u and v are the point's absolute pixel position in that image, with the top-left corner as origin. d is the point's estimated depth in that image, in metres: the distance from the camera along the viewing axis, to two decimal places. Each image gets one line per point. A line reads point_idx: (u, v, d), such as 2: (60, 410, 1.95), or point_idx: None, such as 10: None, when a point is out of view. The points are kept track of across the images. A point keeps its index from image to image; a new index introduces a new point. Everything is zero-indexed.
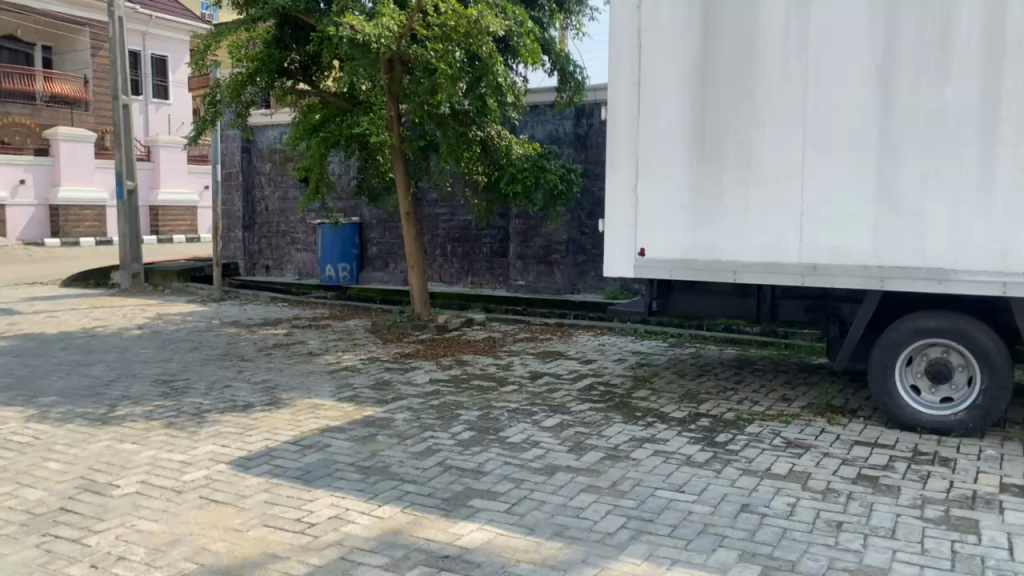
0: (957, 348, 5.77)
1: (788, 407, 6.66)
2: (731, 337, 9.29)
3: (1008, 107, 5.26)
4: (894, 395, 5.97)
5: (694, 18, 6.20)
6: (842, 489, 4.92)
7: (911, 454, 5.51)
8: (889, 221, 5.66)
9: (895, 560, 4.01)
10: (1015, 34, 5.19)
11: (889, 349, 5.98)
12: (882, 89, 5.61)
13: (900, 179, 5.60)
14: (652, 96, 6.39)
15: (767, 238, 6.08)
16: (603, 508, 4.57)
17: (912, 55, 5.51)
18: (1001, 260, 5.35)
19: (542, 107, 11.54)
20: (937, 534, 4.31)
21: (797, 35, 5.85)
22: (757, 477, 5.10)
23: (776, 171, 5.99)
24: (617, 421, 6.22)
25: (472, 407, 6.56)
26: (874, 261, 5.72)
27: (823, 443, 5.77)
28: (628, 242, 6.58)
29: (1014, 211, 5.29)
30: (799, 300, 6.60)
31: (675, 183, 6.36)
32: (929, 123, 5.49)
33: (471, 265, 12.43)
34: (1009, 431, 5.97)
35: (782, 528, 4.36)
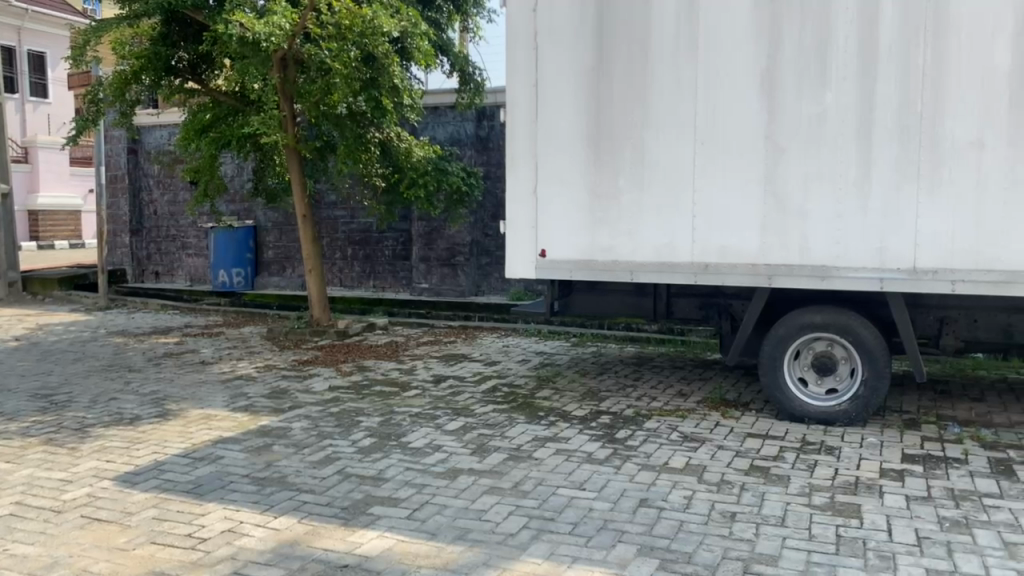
0: (841, 341, 6.04)
1: (684, 402, 6.83)
2: (632, 335, 9.49)
3: (882, 113, 5.55)
4: (784, 388, 6.20)
5: (588, 21, 6.29)
6: (736, 480, 5.07)
7: (799, 444, 5.74)
8: (775, 221, 5.88)
9: (785, 547, 4.16)
10: (888, 42, 5.49)
11: (778, 344, 6.20)
12: (767, 93, 5.82)
13: (785, 180, 5.83)
14: (549, 98, 6.44)
15: (661, 239, 6.22)
16: (506, 509, 4.57)
17: (794, 61, 5.74)
18: (878, 258, 5.64)
19: (441, 108, 11.51)
20: (824, 520, 4.50)
21: (687, 39, 6.00)
22: (655, 472, 5.21)
23: (669, 172, 6.14)
24: (520, 422, 6.24)
25: (374, 413, 6.46)
26: (762, 260, 5.94)
27: (718, 436, 5.94)
28: (529, 242, 6.63)
29: (889, 210, 5.59)
30: (692, 298, 6.79)
31: (573, 183, 6.44)
32: (811, 126, 5.73)
33: (373, 269, 12.23)
34: (888, 419, 6.31)
35: (679, 521, 4.46)
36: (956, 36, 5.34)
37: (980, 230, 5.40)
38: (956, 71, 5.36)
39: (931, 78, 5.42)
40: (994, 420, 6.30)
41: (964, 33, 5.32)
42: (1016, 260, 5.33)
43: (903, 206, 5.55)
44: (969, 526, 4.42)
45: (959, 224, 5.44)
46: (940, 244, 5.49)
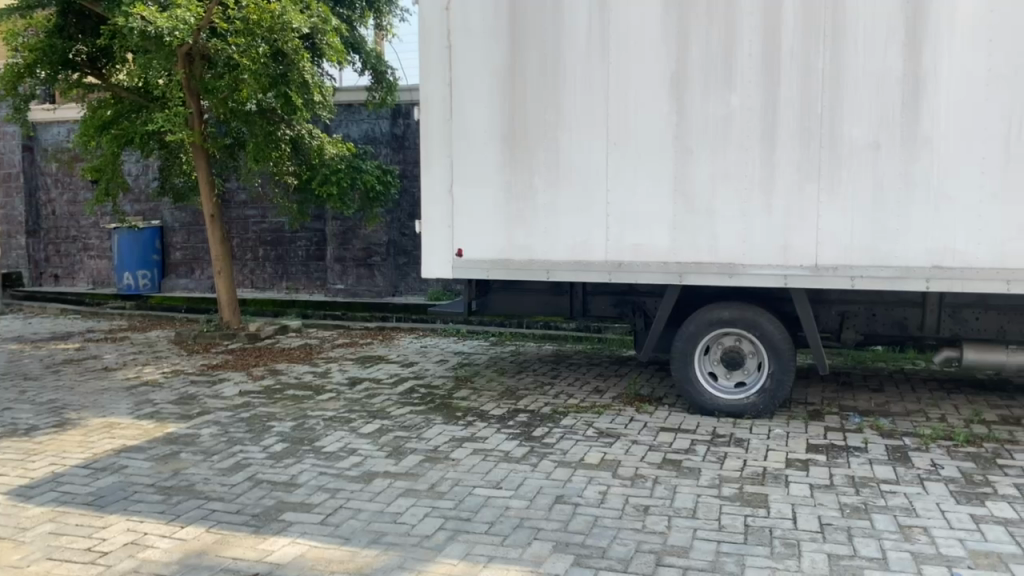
0: (748, 336, 6.23)
1: (600, 399, 6.92)
2: (550, 334, 9.56)
3: (785, 114, 5.74)
4: (695, 383, 6.36)
5: (501, 20, 6.30)
6: (649, 474, 5.17)
7: (710, 437, 5.89)
8: (685, 219, 6.01)
9: (695, 538, 4.27)
10: (789, 47, 5.68)
11: (689, 340, 6.35)
12: (676, 95, 5.95)
13: (694, 180, 5.96)
14: (464, 98, 6.43)
15: (575, 237, 6.29)
16: (421, 511, 4.54)
17: (701, 64, 5.88)
18: (783, 255, 5.84)
19: (354, 106, 11.35)
20: (732, 510, 4.63)
21: (599, 39, 6.08)
22: (571, 469, 5.25)
23: (582, 171, 6.21)
24: (437, 423, 6.20)
25: (286, 418, 6.32)
26: (673, 258, 6.07)
27: (633, 431, 6.04)
28: (445, 242, 6.60)
29: (792, 209, 5.79)
30: (608, 296, 6.88)
31: (489, 183, 6.44)
32: (718, 127, 5.88)
33: (286, 269, 11.97)
34: (794, 411, 6.53)
35: (593, 516, 4.51)
36: (853, 41, 5.56)
37: (877, 227, 5.64)
38: (853, 75, 5.58)
39: (831, 81, 5.63)
40: (892, 409, 6.60)
41: (860, 39, 5.55)
42: (911, 256, 5.60)
43: (805, 205, 5.76)
44: (867, 512, 4.62)
45: (858, 222, 5.68)
46: (840, 242, 5.72)
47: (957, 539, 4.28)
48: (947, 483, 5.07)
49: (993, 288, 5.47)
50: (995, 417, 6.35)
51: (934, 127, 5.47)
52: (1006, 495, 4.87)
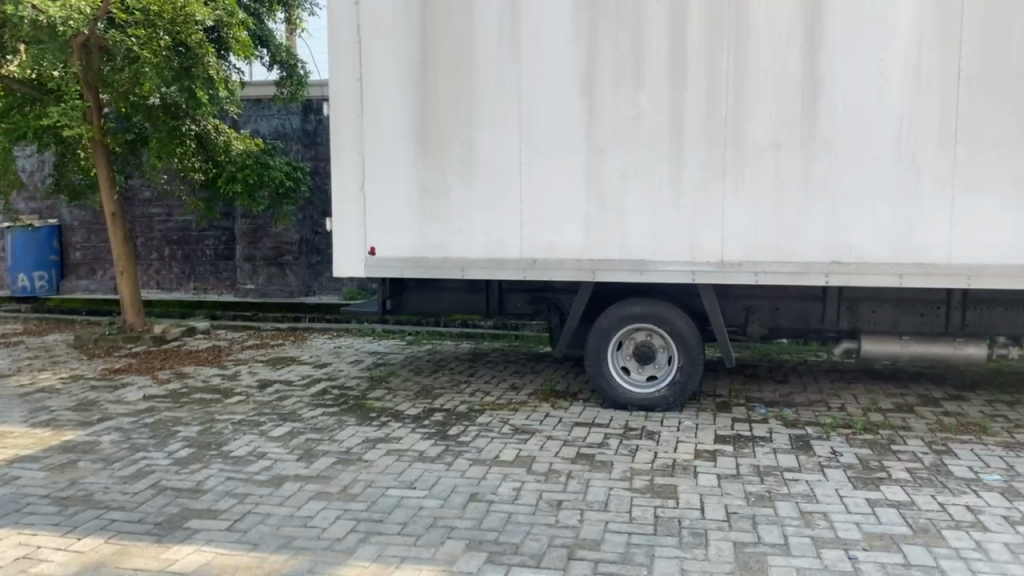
0: (659, 331, 6.36)
1: (516, 395, 6.96)
2: (466, 332, 9.58)
3: (692, 115, 5.88)
4: (608, 377, 6.45)
5: (412, 17, 6.25)
6: (563, 468, 5.22)
7: (622, 431, 5.99)
8: (596, 217, 6.10)
9: (607, 530, 4.33)
10: (696, 49, 5.82)
11: (602, 335, 6.44)
12: (587, 95, 6.02)
13: (605, 179, 6.05)
14: (375, 94, 6.35)
15: (489, 235, 6.30)
16: (333, 514, 4.48)
17: (611, 65, 5.96)
18: (690, 251, 5.99)
19: (263, 102, 11.10)
20: (643, 502, 4.72)
21: (510, 38, 6.10)
22: (486, 466, 5.26)
23: (495, 170, 6.23)
24: (350, 424, 6.12)
25: (193, 422, 6.13)
26: (586, 255, 6.15)
27: (548, 427, 6.09)
28: (357, 240, 6.51)
29: (700, 208, 5.94)
30: (523, 293, 6.94)
31: (402, 180, 6.38)
32: (627, 127, 5.98)
33: (193, 269, 11.62)
34: (703, 403, 6.71)
35: (507, 513, 4.53)
36: (755, 44, 5.74)
37: (779, 225, 5.84)
38: (756, 77, 5.76)
39: (735, 82, 5.79)
40: (795, 400, 6.85)
41: (763, 42, 5.73)
42: (811, 252, 5.81)
43: (711, 203, 5.91)
44: (772, 500, 4.78)
45: (761, 220, 5.86)
46: (745, 239, 5.90)
47: (854, 522, 4.47)
48: (845, 469, 5.29)
49: (886, 282, 5.74)
50: (891, 405, 6.66)
51: (831, 129, 5.70)
52: (899, 480, 5.12)
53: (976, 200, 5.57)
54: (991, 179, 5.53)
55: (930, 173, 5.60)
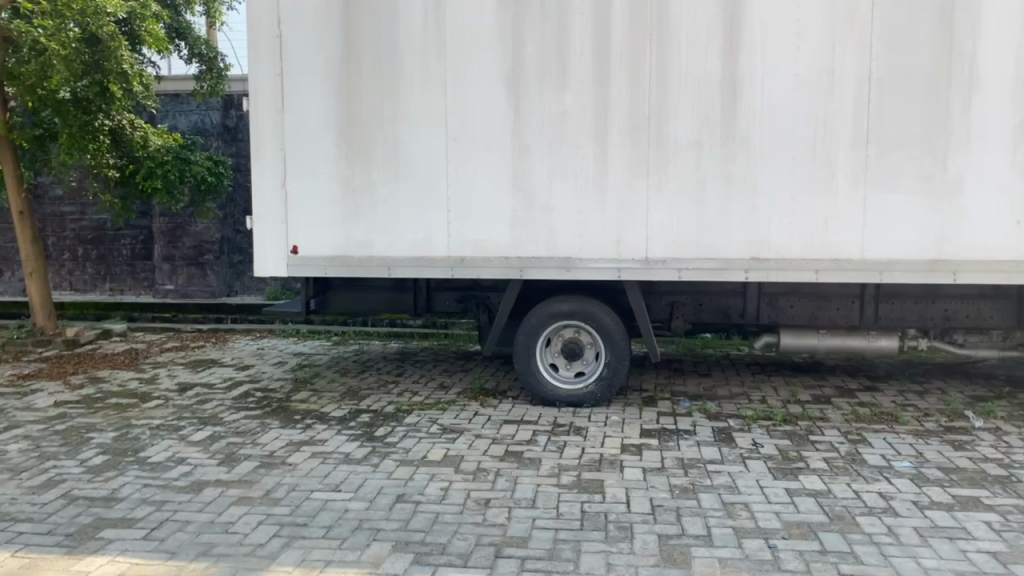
0: (586, 327, 6.42)
1: (444, 395, 6.93)
2: (394, 332, 9.50)
3: (616, 114, 5.94)
4: (537, 374, 6.48)
5: (334, 12, 6.14)
6: (491, 467, 5.22)
7: (550, 427, 6.03)
8: (523, 215, 6.11)
9: (535, 527, 4.35)
10: (619, 48, 5.89)
11: (530, 333, 6.45)
12: (512, 92, 6.02)
13: (531, 176, 6.07)
14: (296, 90, 6.23)
15: (416, 234, 6.25)
16: (255, 519, 4.37)
17: (536, 62, 5.98)
18: (616, 249, 6.06)
19: (181, 96, 10.78)
20: (570, 497, 4.75)
21: (435, 35, 6.06)
22: (413, 466, 5.22)
23: (421, 167, 6.18)
24: (273, 427, 6.00)
25: (108, 428, 5.92)
26: (513, 253, 6.16)
27: (476, 425, 6.08)
28: (279, 238, 6.38)
29: (625, 206, 6.01)
30: (452, 291, 6.90)
31: (325, 178, 6.28)
32: (553, 125, 6.01)
33: (109, 270, 11.22)
34: (630, 398, 6.80)
35: (434, 513, 4.50)
36: (676, 44, 5.83)
37: (701, 222, 5.96)
38: (677, 77, 5.86)
39: (657, 82, 5.88)
40: (718, 393, 7.00)
41: (684, 43, 5.83)
42: (732, 249, 5.95)
43: (636, 201, 5.99)
44: (696, 492, 4.88)
45: (683, 217, 5.97)
46: (668, 236, 5.99)
47: (774, 512, 4.59)
48: (766, 460, 5.44)
49: (803, 277, 5.91)
50: (809, 397, 6.87)
51: (750, 129, 5.84)
52: (817, 469, 5.28)
53: (887, 197, 5.78)
54: (901, 178, 5.75)
55: (844, 171, 5.79)
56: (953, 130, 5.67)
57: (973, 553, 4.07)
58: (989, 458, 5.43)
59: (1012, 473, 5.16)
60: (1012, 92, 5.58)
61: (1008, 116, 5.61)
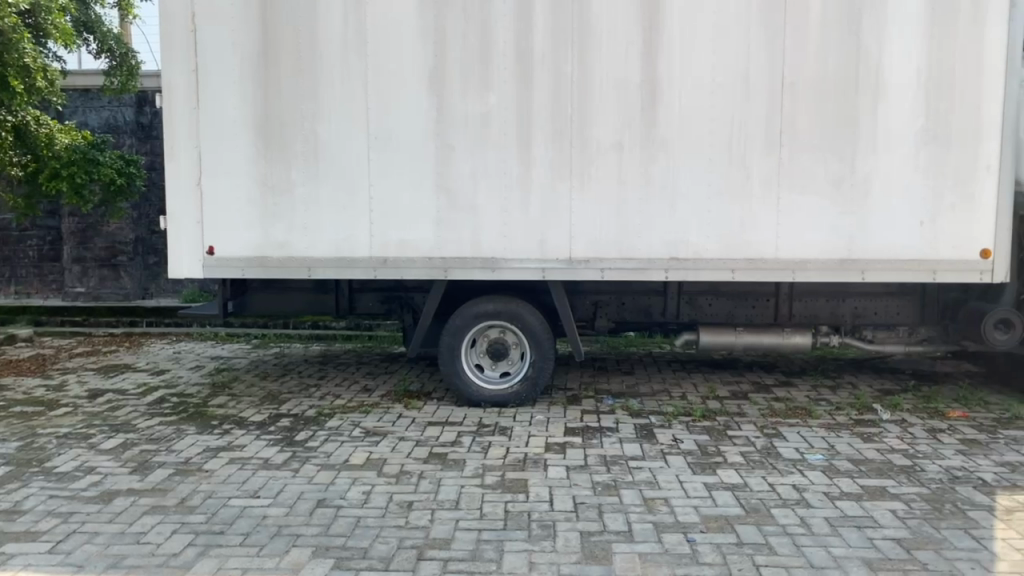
0: (511, 327, 6.43)
1: (368, 397, 6.85)
2: (316, 334, 9.36)
3: (539, 115, 5.98)
4: (462, 375, 6.46)
5: (251, 8, 6.00)
6: (414, 469, 5.19)
7: (475, 428, 6.02)
8: (447, 215, 6.09)
9: (457, 528, 4.34)
10: (541, 50, 5.92)
11: (456, 334, 6.43)
12: (434, 92, 6.00)
13: (454, 176, 6.06)
14: (211, 86, 6.07)
15: (338, 234, 6.16)
16: (169, 528, 4.25)
17: (459, 62, 5.97)
18: (539, 249, 6.09)
19: (91, 92, 10.40)
20: (494, 498, 4.76)
21: (355, 34, 5.98)
22: (334, 471, 5.15)
23: (342, 167, 6.10)
24: (189, 433, 5.83)
25: (11, 438, 5.66)
26: (437, 253, 6.13)
27: (400, 428, 6.04)
28: (195, 239, 6.21)
29: (548, 206, 6.05)
30: (375, 292, 6.84)
31: (243, 176, 6.14)
32: (475, 126, 6.01)
33: (14, 272, 10.73)
34: (554, 397, 6.85)
35: (356, 517, 4.45)
36: (597, 46, 5.90)
37: (623, 223, 6.04)
38: (598, 79, 5.93)
39: (579, 84, 5.93)
40: (640, 391, 7.12)
41: (604, 46, 5.90)
42: (652, 249, 6.05)
43: (559, 202, 6.04)
44: (617, 488, 4.95)
45: (605, 218, 6.04)
46: (591, 237, 6.06)
47: (692, 506, 4.69)
48: (685, 456, 5.55)
49: (721, 277, 6.06)
50: (727, 393, 7.05)
51: (670, 131, 5.95)
52: (734, 463, 5.42)
53: (799, 199, 5.97)
54: (812, 180, 5.94)
55: (759, 173, 5.96)
56: (861, 134, 5.89)
57: (879, 541, 4.23)
58: (895, 449, 5.66)
59: (916, 462, 5.39)
60: (915, 98, 5.83)
61: (911, 121, 5.86)
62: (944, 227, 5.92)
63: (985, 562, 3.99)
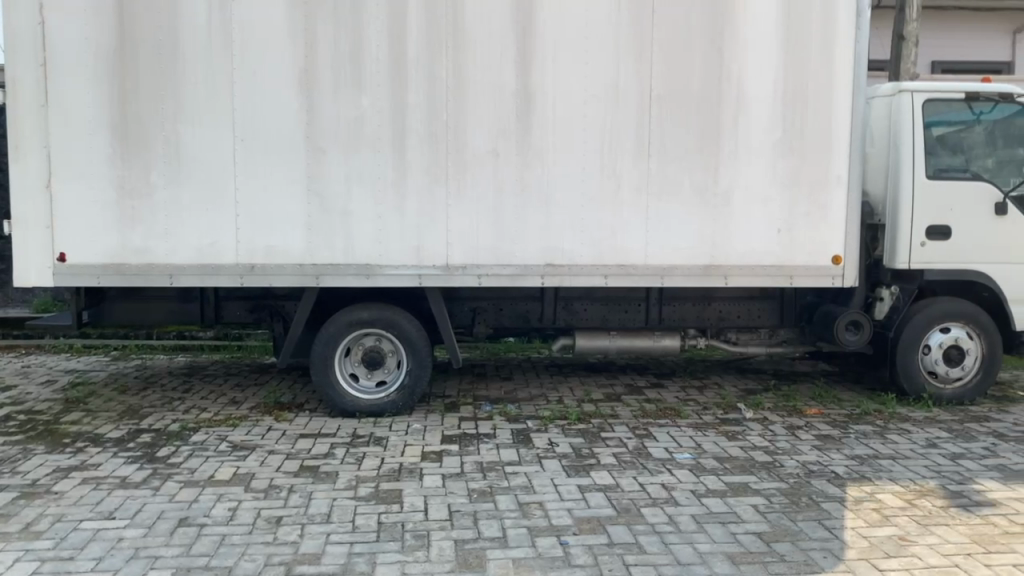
0: (387, 336, 6.34)
1: (236, 410, 6.61)
2: (183, 344, 8.96)
3: (413, 120, 5.93)
4: (336, 385, 6.33)
5: (106, 1, 5.68)
6: (284, 483, 5.03)
7: (349, 439, 5.91)
8: (318, 221, 5.96)
9: (328, 542, 4.24)
10: (415, 55, 5.88)
11: (328, 343, 6.28)
12: (305, 94, 5.86)
13: (326, 181, 5.93)
14: (62, 83, 5.71)
15: (202, 240, 5.92)
16: (10, 557, 3.94)
17: (331, 65, 5.85)
18: (415, 255, 6.05)
19: None
20: (367, 510, 4.67)
21: (221, 33, 5.77)
22: (197, 488, 4.92)
23: (207, 169, 5.86)
24: (37, 453, 5.45)
25: None
26: (308, 259, 5.98)
27: (270, 441, 5.85)
28: (44, 245, 5.82)
29: (423, 212, 6.01)
30: (242, 301, 6.60)
31: (98, 179, 5.80)
32: (348, 129, 5.91)
33: None
34: (432, 405, 6.82)
35: (220, 535, 4.27)
36: (471, 52, 5.91)
37: (499, 229, 6.08)
38: (473, 86, 5.94)
39: (453, 91, 5.93)
40: (518, 396, 7.18)
41: (479, 52, 5.92)
42: (528, 255, 6.11)
43: (435, 208, 6.01)
44: (493, 495, 4.96)
45: (481, 224, 6.06)
46: (467, 243, 6.07)
47: (566, 509, 4.76)
48: (560, 459, 5.63)
49: (594, 282, 6.20)
50: (602, 396, 7.21)
51: (544, 139, 6.03)
52: (607, 465, 5.53)
53: (668, 207, 6.17)
54: (679, 188, 6.16)
55: (629, 183, 6.13)
56: (723, 145, 6.15)
57: (741, 536, 4.42)
58: (757, 446, 5.93)
59: (776, 458, 5.67)
60: (772, 112, 6.14)
61: (769, 133, 6.16)
62: (800, 234, 6.26)
63: (836, 551, 4.23)
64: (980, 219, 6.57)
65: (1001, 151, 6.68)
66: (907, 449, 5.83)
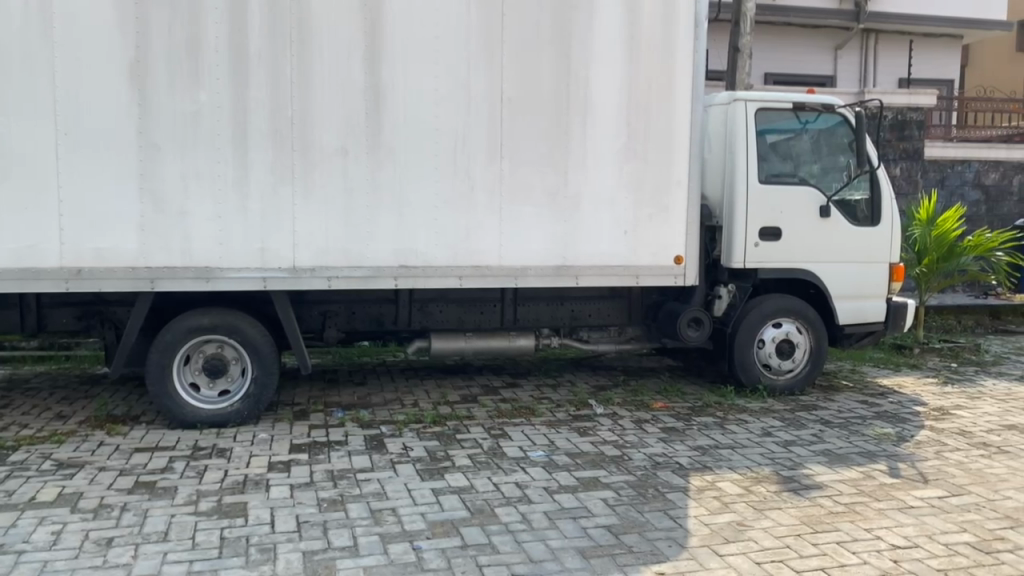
0: (231, 342, 6.08)
1: (62, 425, 6.13)
2: None
3: (256, 116, 5.71)
4: (174, 395, 6.00)
5: None
6: (116, 502, 4.71)
7: (189, 452, 5.61)
8: (152, 221, 5.62)
9: (164, 562, 4.00)
10: (257, 48, 5.66)
11: (165, 351, 5.94)
12: (136, 86, 5.51)
13: (161, 178, 5.61)
14: None
15: (20, 242, 5.46)
16: None
17: (165, 55, 5.53)
18: (259, 258, 5.82)
19: None
20: (208, 525, 4.44)
21: (39, 18, 5.34)
22: (16, 511, 4.53)
23: (24, 165, 5.41)
24: None
25: None
26: (141, 262, 5.63)
27: (100, 457, 5.46)
28: None
29: (267, 211, 5.79)
30: (69, 307, 6.14)
31: None
32: (184, 125, 5.61)
33: None
34: (280, 413, 6.58)
35: (41, 562, 3.94)
36: (316, 48, 5.75)
37: (349, 230, 5.95)
38: (320, 83, 5.79)
39: (299, 85, 5.76)
40: (371, 401, 7.05)
41: (326, 48, 5.77)
42: (380, 257, 6.02)
43: (281, 208, 5.81)
44: (343, 503, 4.84)
45: (331, 225, 5.91)
46: (315, 244, 5.90)
47: (419, 514, 4.71)
48: (414, 463, 5.57)
49: (447, 284, 6.18)
50: (457, 397, 7.20)
51: (394, 139, 5.95)
52: (461, 466, 5.52)
53: (519, 209, 6.24)
54: (530, 190, 6.24)
55: (481, 183, 6.15)
56: (572, 147, 6.28)
57: (591, 530, 4.52)
58: (607, 441, 6.09)
59: (624, 452, 5.85)
60: (617, 116, 6.33)
61: (615, 136, 6.35)
62: (644, 235, 6.49)
63: (680, 539, 4.40)
64: (806, 221, 7.04)
65: (825, 159, 7.16)
66: (744, 438, 6.17)
